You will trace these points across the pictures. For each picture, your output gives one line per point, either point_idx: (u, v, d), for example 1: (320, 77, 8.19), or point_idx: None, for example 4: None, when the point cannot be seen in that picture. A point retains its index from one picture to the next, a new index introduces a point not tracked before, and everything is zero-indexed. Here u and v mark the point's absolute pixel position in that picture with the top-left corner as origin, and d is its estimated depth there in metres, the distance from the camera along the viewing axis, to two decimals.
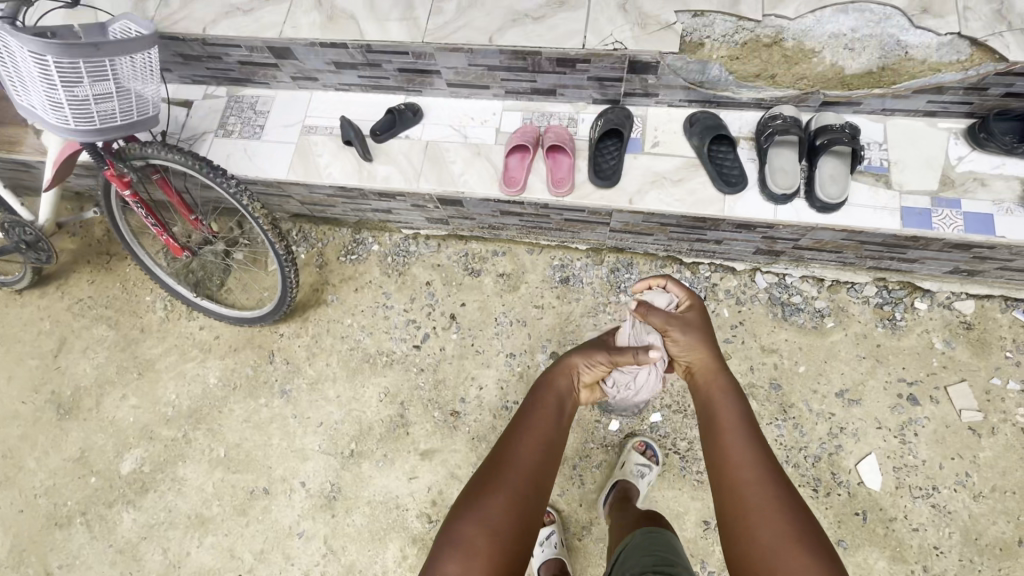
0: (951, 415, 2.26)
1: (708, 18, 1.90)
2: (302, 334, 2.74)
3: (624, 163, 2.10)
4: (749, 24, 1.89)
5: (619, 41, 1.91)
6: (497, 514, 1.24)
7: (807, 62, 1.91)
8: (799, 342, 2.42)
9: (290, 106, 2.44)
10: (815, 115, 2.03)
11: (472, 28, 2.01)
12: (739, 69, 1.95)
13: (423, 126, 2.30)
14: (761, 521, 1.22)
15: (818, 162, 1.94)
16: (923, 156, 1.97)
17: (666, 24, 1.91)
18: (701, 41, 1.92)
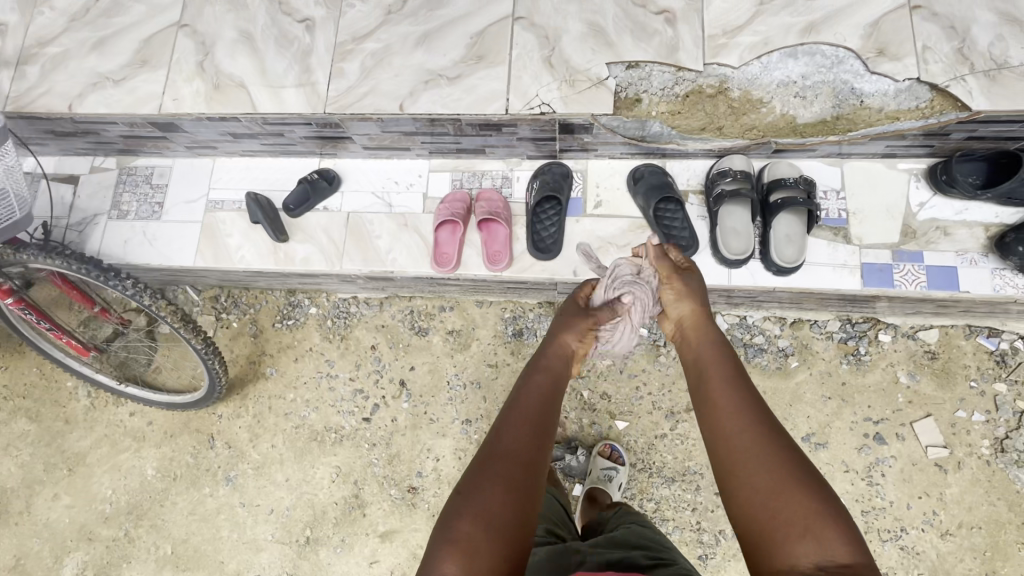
0: (918, 452, 2.22)
1: (644, 70, 1.69)
2: (242, 414, 2.55)
3: (564, 230, 1.90)
4: (690, 74, 1.68)
5: (546, 103, 1.68)
6: (487, 524, 1.09)
7: (755, 113, 1.71)
8: (763, 386, 2.33)
9: (190, 176, 2.16)
10: (768, 163, 1.86)
11: (381, 93, 1.75)
12: (681, 124, 1.73)
13: (341, 195, 2.05)
14: (775, 503, 1.07)
15: (773, 220, 1.77)
16: (883, 204, 1.82)
17: (598, 80, 1.68)
18: (638, 96, 1.70)
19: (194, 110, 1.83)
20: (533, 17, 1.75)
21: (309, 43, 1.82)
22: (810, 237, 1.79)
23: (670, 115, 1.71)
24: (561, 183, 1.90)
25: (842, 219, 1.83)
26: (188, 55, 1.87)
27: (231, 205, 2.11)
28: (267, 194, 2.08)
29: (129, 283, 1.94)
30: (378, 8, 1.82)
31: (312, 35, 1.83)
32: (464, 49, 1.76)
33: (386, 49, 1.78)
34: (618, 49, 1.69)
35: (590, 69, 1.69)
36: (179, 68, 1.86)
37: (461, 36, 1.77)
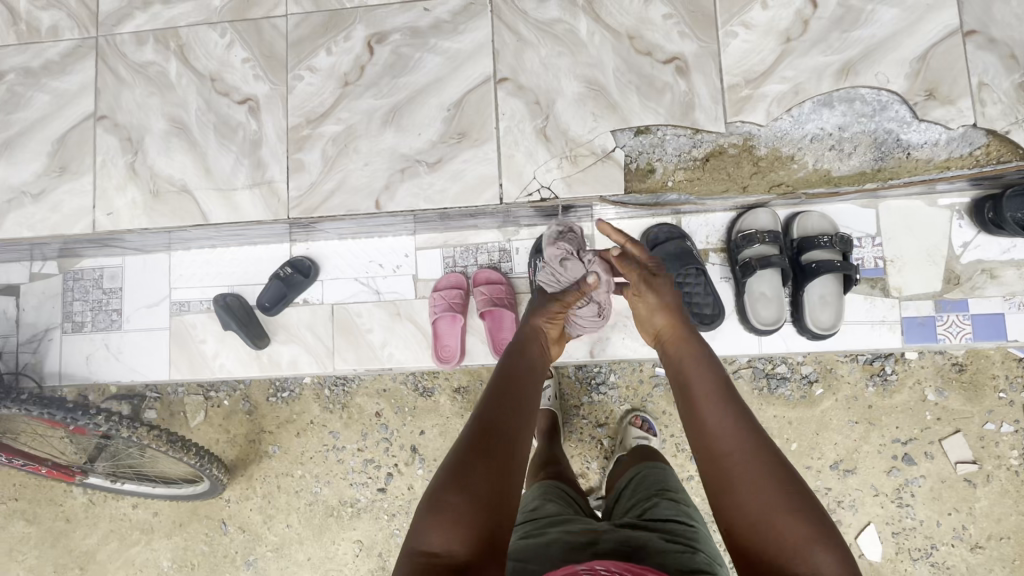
0: (946, 469, 2.19)
1: (655, 135, 1.44)
2: (252, 495, 2.44)
3: None
4: (709, 135, 1.44)
5: (546, 186, 1.45)
6: (474, 505, 1.11)
7: (784, 170, 1.48)
8: (789, 417, 2.25)
9: (145, 275, 1.90)
10: (797, 214, 1.65)
11: (352, 188, 1.49)
12: (700, 189, 1.50)
13: (321, 285, 1.82)
14: (766, 510, 1.04)
15: (806, 282, 1.59)
16: (923, 247, 1.65)
17: (603, 152, 1.44)
18: (650, 166, 1.47)
19: (134, 224, 1.56)
20: (518, 79, 1.47)
21: (256, 130, 1.53)
22: (847, 295, 1.62)
23: (688, 183, 1.48)
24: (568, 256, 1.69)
25: (879, 269, 1.66)
26: (114, 155, 1.57)
27: (199, 306, 1.87)
28: (237, 292, 1.85)
29: (99, 418, 1.74)
30: (332, 79, 1.52)
31: (258, 119, 1.53)
32: (442, 124, 1.48)
33: (349, 132, 1.51)
34: (623, 112, 1.43)
35: (591, 141, 1.44)
36: (106, 172, 1.57)
37: (436, 107, 1.49)
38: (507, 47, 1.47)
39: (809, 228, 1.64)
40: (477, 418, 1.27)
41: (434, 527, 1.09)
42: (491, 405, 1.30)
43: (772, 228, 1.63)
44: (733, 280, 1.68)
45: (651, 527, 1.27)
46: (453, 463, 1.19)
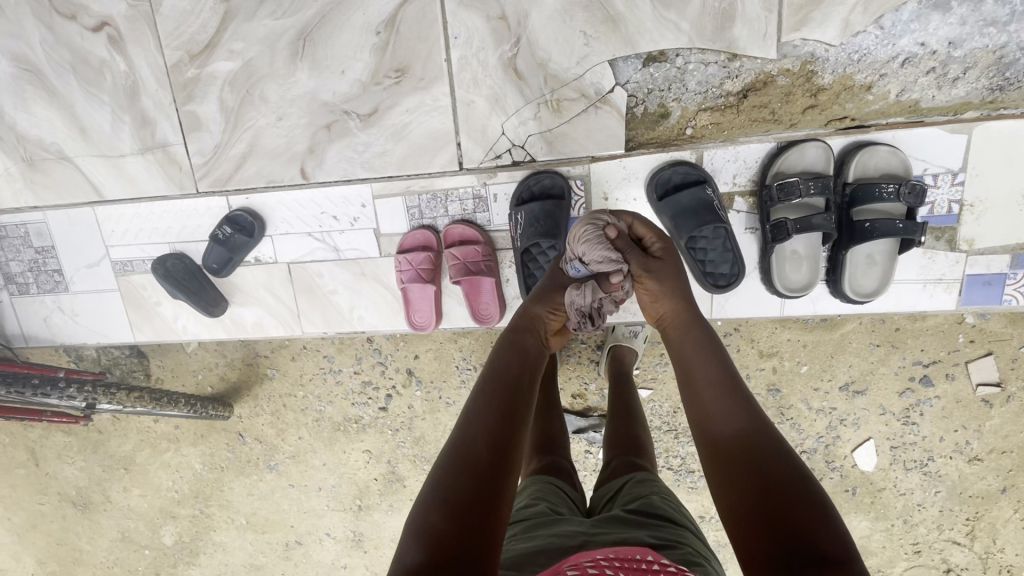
0: (965, 390, 1.95)
1: (672, 65, 1.28)
2: (260, 412, 2.42)
3: None
4: (743, 59, 1.26)
5: (519, 145, 1.38)
6: (458, 524, 0.83)
7: (853, 102, 1.26)
8: (804, 340, 1.97)
9: (74, 233, 1.63)
10: (859, 150, 1.27)
11: (268, 150, 1.46)
12: (729, 121, 1.30)
13: (271, 242, 1.57)
14: (759, 471, 0.86)
15: (852, 241, 1.29)
16: (1016, 186, 1.28)
17: (597, 96, 1.32)
18: (665, 99, 1.31)
19: (18, 199, 1.60)
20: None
21: (165, 65, 1.43)
22: (901, 254, 1.32)
23: (714, 127, 1.31)
24: (557, 209, 1.37)
25: (952, 215, 1.32)
26: (10, 109, 1.51)
27: (143, 266, 1.64)
28: (178, 252, 1.59)
29: (72, 389, 1.77)
30: (232, 3, 1.38)
31: (125, 56, 1.44)
32: (373, 59, 1.37)
33: (249, 72, 1.42)
34: (624, 29, 1.27)
35: (559, 78, 1.32)
36: (18, 127, 1.53)
37: (364, 36, 1.36)
38: None
39: (871, 169, 1.28)
40: (461, 425, 0.98)
41: (414, 544, 0.82)
42: (484, 407, 1.00)
43: (821, 168, 1.29)
44: (760, 233, 1.37)
45: (641, 524, 1.01)
46: (435, 479, 0.91)
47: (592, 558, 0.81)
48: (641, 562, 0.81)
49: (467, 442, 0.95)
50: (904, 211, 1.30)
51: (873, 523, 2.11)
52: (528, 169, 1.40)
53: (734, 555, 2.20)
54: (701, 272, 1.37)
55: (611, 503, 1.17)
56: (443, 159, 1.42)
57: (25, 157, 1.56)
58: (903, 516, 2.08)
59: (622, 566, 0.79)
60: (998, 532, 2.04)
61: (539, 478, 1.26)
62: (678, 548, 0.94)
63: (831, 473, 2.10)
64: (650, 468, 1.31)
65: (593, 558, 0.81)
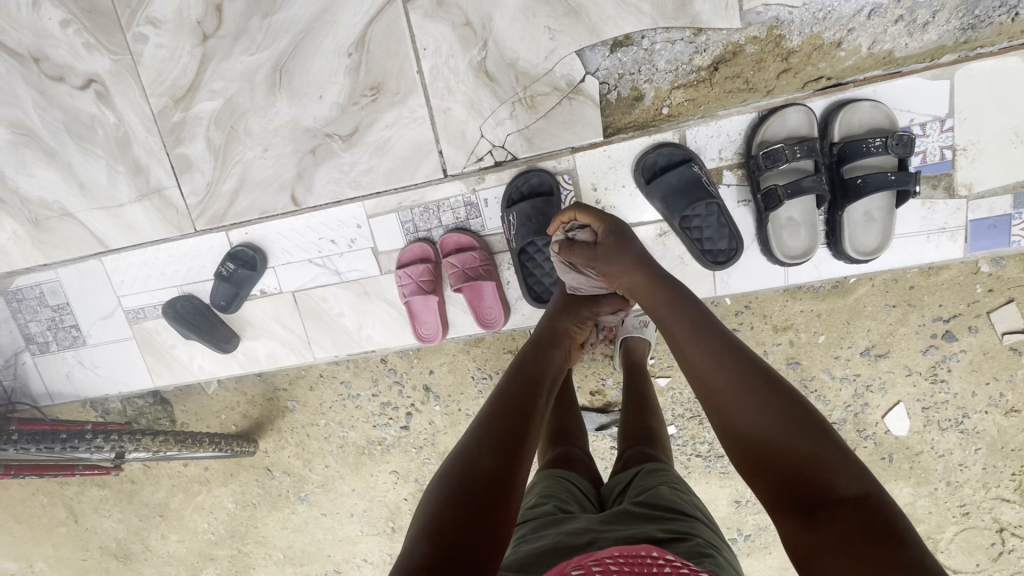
0: (991, 341, 1.90)
1: (639, 48, 1.29)
2: (285, 445, 2.43)
3: None
4: (708, 32, 1.26)
5: (499, 146, 1.40)
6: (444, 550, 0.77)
7: (826, 61, 1.26)
8: (817, 309, 1.94)
9: (87, 286, 1.68)
10: (841, 107, 1.27)
11: (257, 182, 1.50)
12: (704, 94, 1.31)
13: (275, 272, 1.60)
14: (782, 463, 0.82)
15: (844, 199, 1.28)
16: (1008, 122, 1.26)
17: (569, 87, 1.34)
18: (636, 82, 1.32)
19: (28, 259, 1.66)
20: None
21: (151, 112, 1.48)
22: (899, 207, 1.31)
23: (689, 103, 1.32)
24: (546, 206, 1.39)
25: (946, 162, 1.30)
26: (10, 173, 1.57)
27: (155, 311, 1.68)
28: (188, 293, 1.63)
29: (100, 440, 1.78)
30: (208, 45, 1.43)
31: (114, 109, 1.49)
32: (349, 80, 1.40)
33: (231, 109, 1.46)
34: (587, 19, 1.29)
35: (530, 74, 1.34)
36: (21, 189, 1.59)
37: (337, 60, 1.40)
38: None
39: (856, 125, 1.27)
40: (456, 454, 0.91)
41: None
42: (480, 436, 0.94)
43: (805, 131, 1.29)
44: (754, 205, 1.36)
45: (651, 519, 1.00)
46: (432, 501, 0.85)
47: (597, 558, 0.80)
48: (646, 558, 0.81)
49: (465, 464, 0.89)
50: (896, 163, 1.28)
51: (916, 488, 2.05)
52: (513, 169, 1.42)
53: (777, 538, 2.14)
54: (700, 250, 1.36)
55: (620, 496, 1.17)
56: (428, 169, 1.44)
57: (31, 218, 1.61)
58: (945, 479, 2.02)
59: (627, 564, 0.79)
60: None
61: (550, 472, 1.25)
62: (688, 541, 0.93)
63: (863, 441, 2.05)
64: (665, 460, 1.30)
65: (598, 558, 0.80)
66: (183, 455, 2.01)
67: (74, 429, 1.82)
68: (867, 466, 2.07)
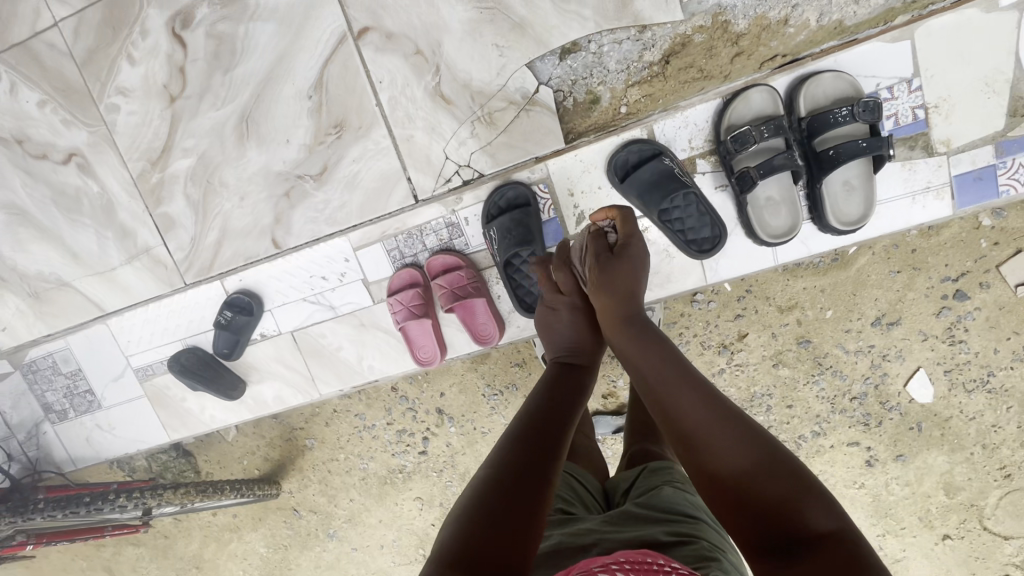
0: (1006, 295, 1.85)
1: (588, 52, 1.31)
2: (308, 483, 2.44)
3: None
4: (653, 27, 1.28)
5: (465, 165, 1.42)
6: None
7: (777, 39, 1.26)
8: (820, 285, 1.91)
9: (95, 350, 1.73)
10: (803, 82, 1.27)
11: (237, 231, 1.54)
12: (659, 88, 1.32)
13: (273, 314, 1.63)
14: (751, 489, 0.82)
15: (820, 171, 1.27)
16: (978, 73, 1.25)
17: (525, 99, 1.35)
18: (591, 86, 1.33)
19: (34, 330, 1.72)
20: (381, 30, 1.37)
21: (131, 177, 1.54)
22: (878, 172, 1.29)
23: (647, 99, 1.33)
24: (525, 217, 1.40)
25: (920, 122, 1.28)
26: (8, 251, 1.64)
27: (162, 367, 1.72)
28: (192, 345, 1.67)
29: (123, 499, 1.82)
30: (176, 106, 1.48)
31: (96, 178, 1.55)
32: (312, 121, 1.44)
33: (205, 165, 1.51)
34: (533, 31, 1.31)
35: (489, 93, 1.36)
36: (19, 265, 1.65)
37: (300, 103, 1.44)
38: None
39: (820, 98, 1.27)
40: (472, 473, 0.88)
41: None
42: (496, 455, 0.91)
43: (770, 110, 1.28)
44: (731, 189, 1.35)
45: (656, 520, 0.98)
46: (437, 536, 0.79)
47: (604, 565, 0.79)
48: (651, 564, 0.80)
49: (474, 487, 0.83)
50: (868, 129, 1.27)
51: (949, 455, 1.99)
52: (483, 186, 1.44)
53: None
54: (685, 241, 1.36)
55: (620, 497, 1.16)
56: (402, 195, 1.46)
57: (32, 291, 1.68)
58: (980, 442, 1.96)
59: (634, 571, 0.78)
60: None
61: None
62: (693, 543, 0.91)
63: (888, 412, 2.00)
64: (668, 455, 1.29)
65: (604, 563, 0.80)
66: (207, 505, 2.03)
67: (98, 491, 1.86)
68: (897, 438, 2.02)
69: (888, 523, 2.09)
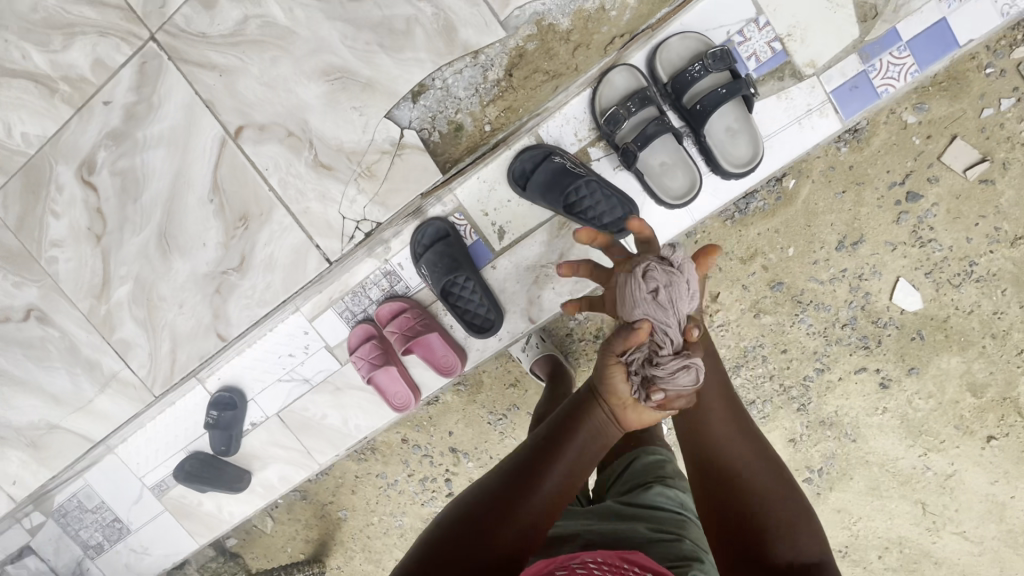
0: (958, 182, 1.95)
1: (435, 89, 1.67)
2: (353, 554, 2.47)
3: (484, 286, 1.70)
4: (479, 56, 1.64)
5: (360, 220, 1.74)
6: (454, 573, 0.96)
7: (604, 25, 1.60)
8: (771, 229, 2.05)
9: (113, 480, 1.92)
10: (651, 59, 1.58)
11: (183, 334, 1.83)
12: (503, 99, 1.66)
13: (257, 402, 1.85)
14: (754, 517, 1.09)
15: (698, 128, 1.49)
16: None
17: (394, 144, 1.71)
18: (452, 115, 1.69)
19: (39, 476, 1.94)
20: (253, 124, 1.74)
21: (83, 314, 1.85)
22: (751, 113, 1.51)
23: (506, 113, 1.66)
24: (449, 244, 1.69)
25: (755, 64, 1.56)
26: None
27: (173, 480, 1.91)
28: (193, 451, 1.88)
29: None
30: (104, 242, 1.82)
31: (55, 325, 1.86)
32: (218, 219, 1.78)
33: (143, 284, 1.83)
34: (382, 89, 1.69)
35: (362, 150, 1.72)
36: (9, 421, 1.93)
37: (206, 206, 1.79)
38: (217, 96, 1.75)
39: (669, 64, 1.57)
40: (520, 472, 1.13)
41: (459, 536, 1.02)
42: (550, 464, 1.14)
43: (632, 88, 1.57)
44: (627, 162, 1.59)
45: (640, 521, 1.22)
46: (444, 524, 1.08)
47: (582, 563, 0.94)
48: (626, 566, 0.95)
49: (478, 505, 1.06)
50: (724, 76, 1.52)
51: (953, 353, 2.10)
52: (381, 231, 1.74)
53: (840, 447, 2.26)
54: (602, 228, 1.57)
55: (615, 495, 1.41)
56: (315, 262, 1.75)
57: (27, 442, 1.94)
58: (987, 333, 2.06)
59: (606, 566, 0.94)
60: None
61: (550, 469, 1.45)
62: (681, 545, 1.14)
63: (880, 330, 2.10)
64: (658, 458, 1.50)
65: (584, 561, 0.95)
66: None
67: None
68: (903, 351, 2.12)
69: (927, 440, 2.21)
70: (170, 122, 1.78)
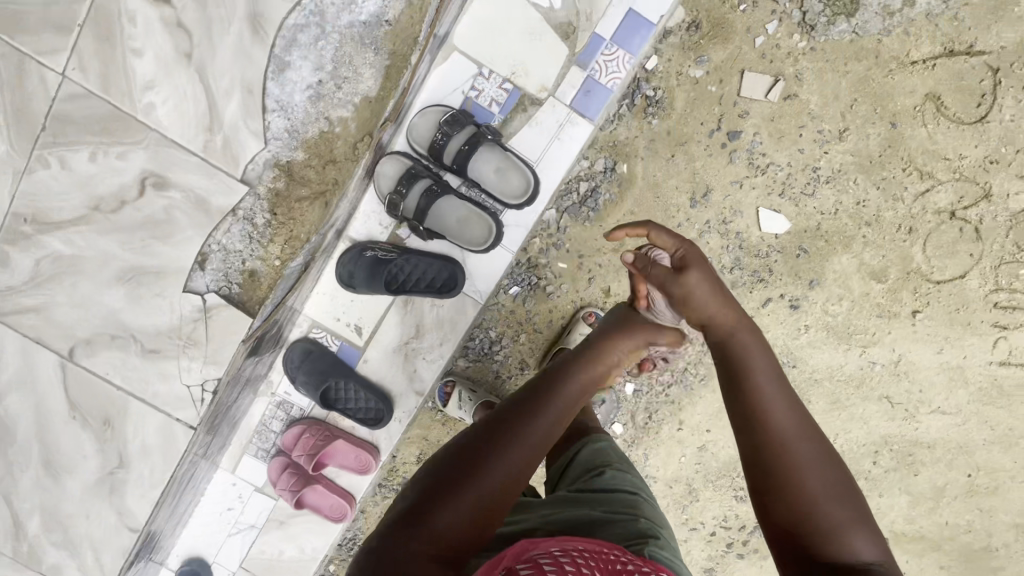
0: (766, 107, 2.08)
1: (220, 249, 2.13)
2: None
3: (355, 380, 2.14)
4: (237, 213, 2.11)
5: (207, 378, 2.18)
6: (444, 525, 1.03)
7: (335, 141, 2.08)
8: (627, 212, 2.16)
9: None
10: (408, 143, 2.09)
11: (101, 541, 2.23)
12: (274, 238, 2.13)
13: (219, 561, 2.27)
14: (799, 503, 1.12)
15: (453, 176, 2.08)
16: None
17: (205, 309, 2.14)
18: (246, 266, 2.15)
19: None
20: (80, 341, 2.15)
21: (10, 557, 2.24)
22: (500, 151, 2.03)
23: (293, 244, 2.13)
24: (313, 362, 2.12)
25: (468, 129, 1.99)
26: None
27: None
28: None
29: None
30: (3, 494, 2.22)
31: None
32: (87, 429, 2.19)
33: (47, 509, 2.22)
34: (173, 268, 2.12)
35: (179, 324, 2.15)
36: None
37: (77, 416, 2.19)
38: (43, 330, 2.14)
39: (422, 140, 2.06)
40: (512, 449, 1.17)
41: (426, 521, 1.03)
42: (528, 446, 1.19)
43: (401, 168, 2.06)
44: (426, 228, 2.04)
45: (597, 503, 1.38)
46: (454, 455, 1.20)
47: (561, 560, 0.95)
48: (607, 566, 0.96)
49: (489, 436, 1.17)
50: (467, 133, 2.02)
51: (841, 252, 2.17)
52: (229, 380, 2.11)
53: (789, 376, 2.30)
54: (430, 285, 2.08)
55: (566, 486, 1.56)
56: (183, 429, 2.19)
57: None
58: (862, 223, 2.14)
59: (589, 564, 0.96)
60: (930, 152, 2.09)
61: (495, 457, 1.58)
62: (637, 522, 1.30)
63: (767, 259, 2.19)
64: (604, 448, 1.67)
65: (561, 554, 0.98)
66: None
67: None
68: (796, 269, 2.19)
69: (860, 338, 2.25)
70: (15, 368, 2.16)
